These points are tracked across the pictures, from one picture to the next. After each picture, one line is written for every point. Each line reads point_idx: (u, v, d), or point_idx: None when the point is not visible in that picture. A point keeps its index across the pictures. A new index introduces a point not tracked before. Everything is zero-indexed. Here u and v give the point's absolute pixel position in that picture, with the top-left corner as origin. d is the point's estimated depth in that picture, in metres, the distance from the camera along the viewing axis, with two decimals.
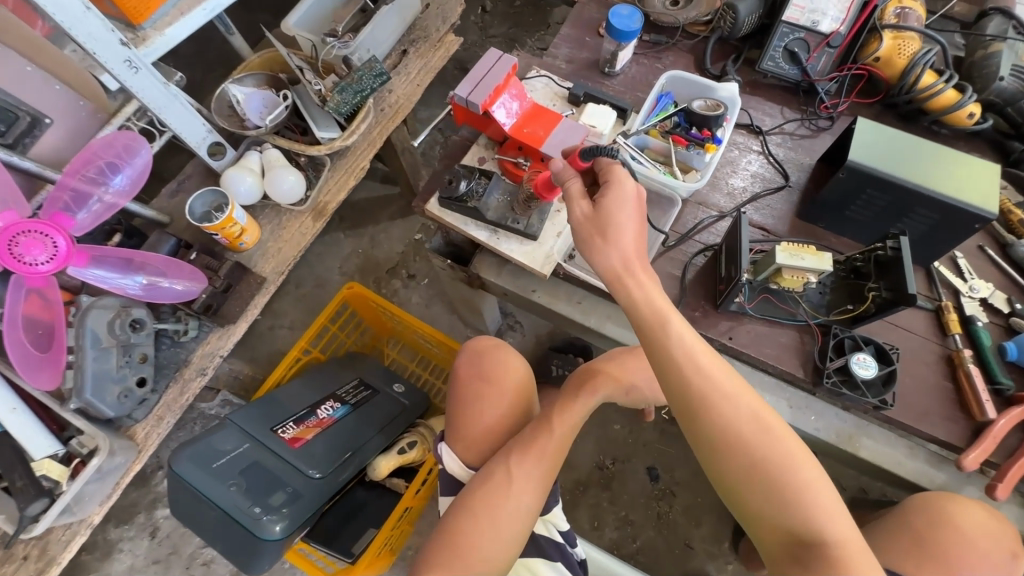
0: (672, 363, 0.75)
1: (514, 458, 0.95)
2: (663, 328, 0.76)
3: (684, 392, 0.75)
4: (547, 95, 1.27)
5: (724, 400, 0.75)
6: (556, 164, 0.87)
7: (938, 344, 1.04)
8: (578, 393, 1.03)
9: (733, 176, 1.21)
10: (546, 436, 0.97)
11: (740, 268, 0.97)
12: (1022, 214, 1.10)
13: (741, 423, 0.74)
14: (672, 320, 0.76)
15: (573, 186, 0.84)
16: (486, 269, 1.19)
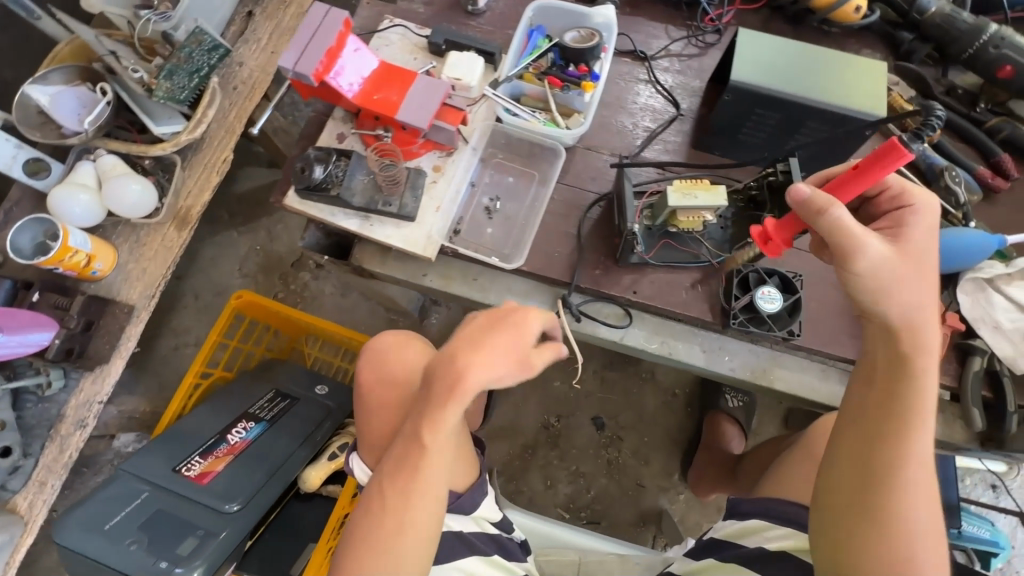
0: (901, 432, 0.68)
1: (394, 480, 0.80)
2: (916, 396, 0.68)
3: (896, 459, 0.68)
4: (405, 48, 1.11)
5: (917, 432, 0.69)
6: (801, 190, 0.70)
7: None
8: (437, 411, 0.77)
9: (621, 113, 1.10)
10: (423, 455, 0.80)
11: (629, 220, 0.92)
12: (914, 111, 1.05)
13: (920, 456, 0.68)
14: (920, 377, 0.69)
15: (821, 202, 0.68)
16: (369, 260, 1.06)
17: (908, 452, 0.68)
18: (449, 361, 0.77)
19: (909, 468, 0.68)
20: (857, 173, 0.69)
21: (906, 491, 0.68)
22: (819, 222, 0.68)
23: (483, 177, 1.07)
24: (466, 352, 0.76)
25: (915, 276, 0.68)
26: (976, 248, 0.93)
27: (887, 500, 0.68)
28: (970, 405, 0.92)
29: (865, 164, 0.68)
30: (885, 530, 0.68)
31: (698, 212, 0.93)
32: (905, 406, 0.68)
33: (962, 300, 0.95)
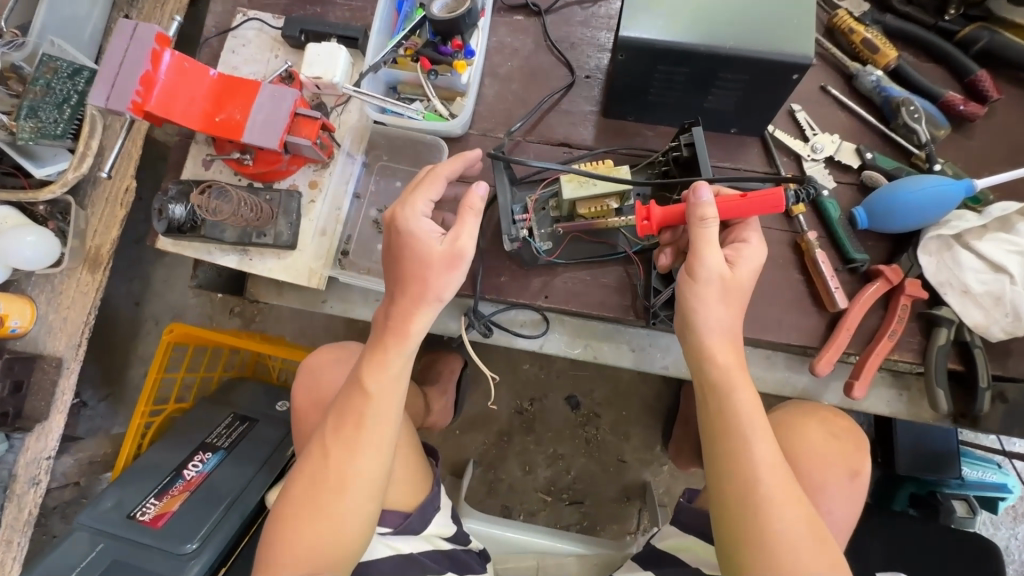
0: (727, 456, 0.63)
1: (327, 445, 0.73)
2: (730, 419, 0.63)
3: (735, 491, 0.61)
4: (263, 45, 0.97)
5: (742, 416, 0.63)
6: (700, 190, 0.66)
7: (782, 231, 0.86)
8: (387, 346, 0.73)
9: (517, 85, 0.95)
10: (364, 413, 0.73)
11: (505, 239, 0.82)
12: (866, 32, 0.85)
13: (757, 450, 0.62)
14: (734, 399, 0.64)
15: (706, 211, 0.65)
16: (263, 292, 0.98)
17: (750, 483, 0.61)
18: (394, 284, 0.74)
19: (750, 488, 0.61)
20: (746, 201, 0.67)
21: (768, 523, 0.59)
22: (699, 231, 0.66)
23: (367, 184, 0.95)
24: (400, 263, 0.73)
25: (733, 310, 0.66)
26: (936, 202, 0.77)
27: (749, 534, 0.60)
28: (936, 384, 0.79)
29: (755, 197, 0.67)
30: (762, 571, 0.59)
31: (600, 200, 0.81)
32: (729, 431, 0.63)
33: (923, 263, 0.80)
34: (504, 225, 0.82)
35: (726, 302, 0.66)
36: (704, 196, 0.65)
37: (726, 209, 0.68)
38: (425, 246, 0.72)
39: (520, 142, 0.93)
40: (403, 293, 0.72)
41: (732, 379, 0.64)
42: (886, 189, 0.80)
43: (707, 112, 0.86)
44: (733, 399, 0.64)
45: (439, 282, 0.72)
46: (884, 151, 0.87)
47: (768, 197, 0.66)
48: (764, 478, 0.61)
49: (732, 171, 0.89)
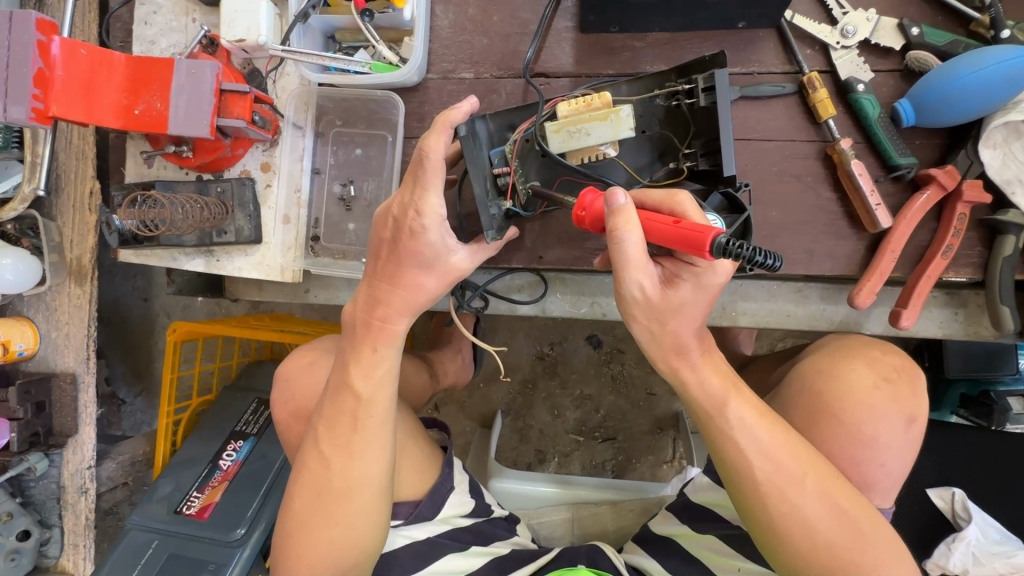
0: (718, 446, 0.60)
1: (325, 453, 0.68)
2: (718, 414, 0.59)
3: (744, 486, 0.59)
4: (176, 9, 0.83)
5: (715, 410, 0.59)
6: (616, 195, 0.53)
7: (809, 142, 0.72)
8: (375, 344, 0.66)
9: (479, 7, 0.79)
10: (360, 413, 0.67)
11: (487, 236, 0.66)
12: None
13: (740, 441, 0.58)
14: (708, 389, 0.59)
15: (617, 222, 0.52)
16: (243, 291, 0.92)
17: (748, 476, 0.58)
18: (381, 281, 0.64)
19: (753, 479, 0.58)
20: (674, 232, 0.50)
21: (776, 505, 0.58)
22: (614, 247, 0.53)
23: (325, 157, 0.84)
24: (401, 266, 0.63)
25: (669, 327, 0.58)
26: (1004, 82, 0.62)
27: (762, 519, 0.59)
28: (1000, 301, 0.68)
29: (685, 229, 0.49)
30: (784, 547, 0.59)
31: (593, 149, 0.70)
32: (714, 429, 0.59)
33: (986, 160, 0.67)
34: (484, 216, 0.65)
35: (649, 322, 0.58)
36: (621, 203, 0.52)
37: (656, 231, 0.52)
38: (438, 260, 0.63)
39: (488, 81, 0.79)
40: (392, 298, 0.64)
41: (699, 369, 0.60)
42: (937, 71, 0.65)
43: (707, 8, 0.70)
44: (704, 390, 0.59)
45: (417, 280, 0.64)
46: (933, 22, 0.70)
47: (693, 232, 0.48)
48: (761, 468, 0.58)
49: (745, 77, 0.74)
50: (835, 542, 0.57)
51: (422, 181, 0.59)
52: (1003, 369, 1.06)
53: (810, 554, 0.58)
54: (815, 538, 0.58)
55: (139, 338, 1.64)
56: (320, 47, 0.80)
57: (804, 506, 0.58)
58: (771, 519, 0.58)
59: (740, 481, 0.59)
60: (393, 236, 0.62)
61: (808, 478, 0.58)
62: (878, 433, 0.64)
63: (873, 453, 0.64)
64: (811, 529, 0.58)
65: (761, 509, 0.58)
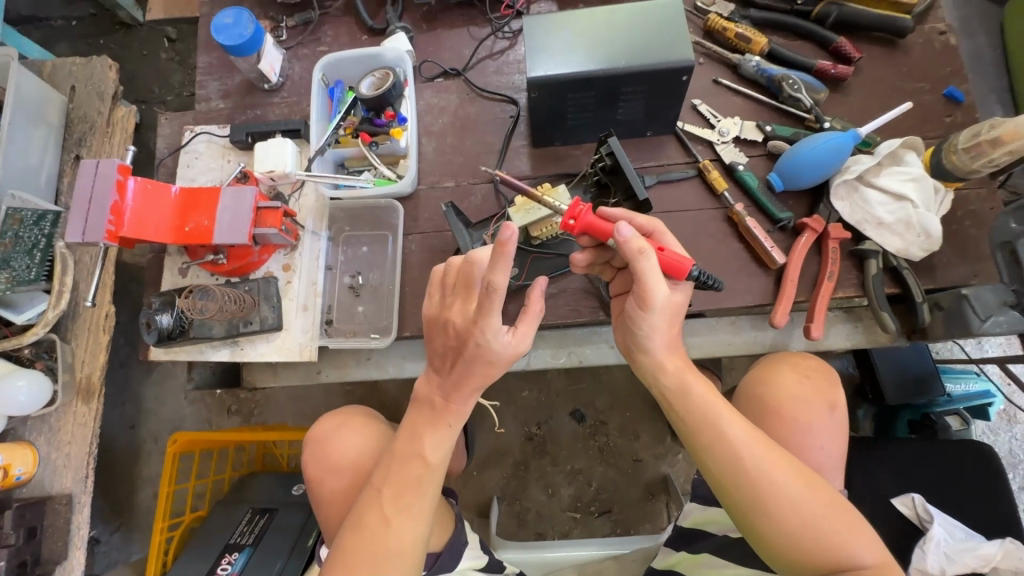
0: (709, 442, 0.70)
1: (386, 512, 0.70)
2: (703, 412, 0.70)
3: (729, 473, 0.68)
4: (215, 154, 1.05)
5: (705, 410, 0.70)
6: (625, 227, 0.67)
7: (714, 209, 0.96)
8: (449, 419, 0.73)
9: (454, 136, 1.05)
10: (425, 478, 0.72)
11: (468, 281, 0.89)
12: (736, 27, 0.99)
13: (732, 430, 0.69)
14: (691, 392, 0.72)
15: (637, 244, 0.68)
16: (260, 379, 1.03)
17: (740, 464, 0.67)
18: (455, 373, 0.70)
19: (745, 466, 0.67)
20: (663, 257, 0.71)
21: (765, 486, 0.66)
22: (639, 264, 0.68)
23: (337, 256, 1.02)
24: (470, 369, 0.69)
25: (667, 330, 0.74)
26: (832, 154, 0.88)
27: (749, 501, 0.66)
28: (880, 309, 0.87)
29: (672, 256, 0.71)
30: (773, 528, 0.65)
31: (547, 221, 0.90)
32: (699, 427, 0.70)
33: (839, 209, 0.91)
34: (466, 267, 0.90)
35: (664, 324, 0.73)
36: (632, 234, 0.68)
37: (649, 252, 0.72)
38: (498, 362, 0.70)
39: (466, 187, 1.02)
40: (463, 382, 0.71)
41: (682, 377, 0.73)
42: (788, 154, 0.91)
43: (621, 123, 0.97)
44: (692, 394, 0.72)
45: (479, 377, 0.70)
46: (781, 122, 0.98)
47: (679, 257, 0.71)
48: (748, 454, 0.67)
49: (659, 168, 0.99)
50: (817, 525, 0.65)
51: (487, 310, 0.64)
52: (933, 391, 1.29)
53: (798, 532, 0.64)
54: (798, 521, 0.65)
55: (124, 466, 1.63)
56: (333, 172, 1.02)
57: (788, 487, 0.66)
58: (763, 500, 0.66)
59: (733, 471, 0.68)
60: (459, 347, 0.69)
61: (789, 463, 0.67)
62: (816, 428, 0.77)
63: (812, 438, 0.77)
64: (795, 507, 0.65)
65: (755, 490, 0.66)
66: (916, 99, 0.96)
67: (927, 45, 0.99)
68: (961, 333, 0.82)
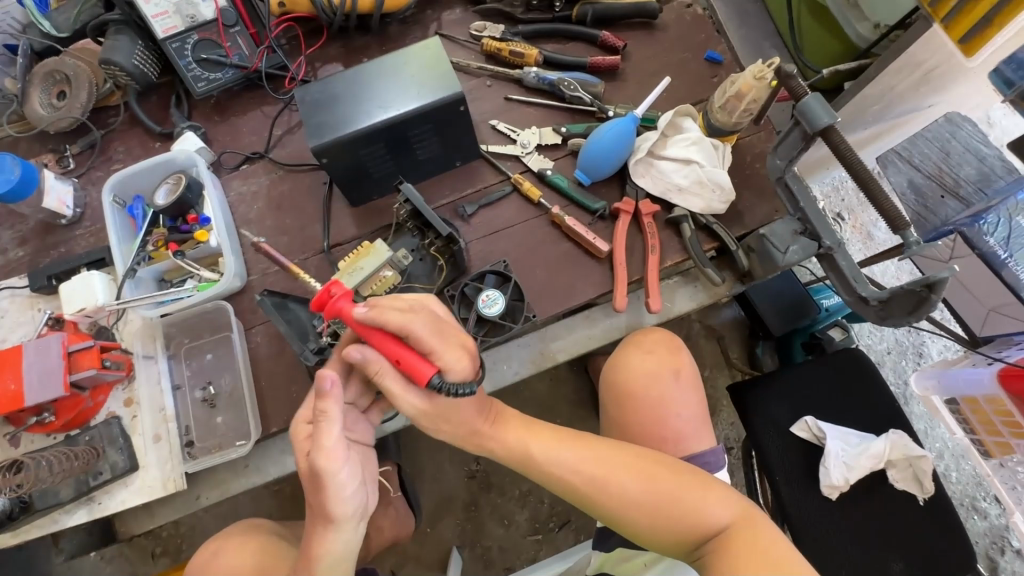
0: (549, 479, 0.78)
1: None
2: (520, 462, 0.78)
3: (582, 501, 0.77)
4: (21, 307, 0.98)
5: (529, 455, 0.79)
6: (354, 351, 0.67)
7: (537, 217, 0.99)
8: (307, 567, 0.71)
9: (273, 216, 1.03)
10: None
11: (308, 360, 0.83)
12: (508, 45, 1.04)
13: (558, 463, 0.77)
14: (516, 440, 0.79)
15: (370, 364, 0.67)
16: (136, 525, 0.95)
17: (577, 486, 0.76)
18: (318, 519, 0.69)
19: (585, 487, 0.76)
20: (399, 368, 0.65)
21: (607, 496, 0.75)
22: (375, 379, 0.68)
23: (182, 372, 0.97)
24: (320, 507, 0.69)
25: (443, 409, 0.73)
26: (620, 140, 0.93)
27: (607, 513, 0.76)
28: (704, 267, 0.93)
29: (408, 368, 0.65)
30: (634, 525, 0.75)
31: (376, 277, 0.90)
32: (531, 473, 0.79)
33: (643, 186, 0.96)
34: (298, 350, 0.83)
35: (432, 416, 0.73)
36: (359, 359, 0.67)
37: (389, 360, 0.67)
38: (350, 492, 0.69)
39: (297, 264, 1.00)
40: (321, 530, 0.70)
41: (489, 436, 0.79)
42: (584, 148, 0.96)
43: (427, 162, 0.99)
44: (518, 441, 0.79)
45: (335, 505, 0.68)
46: (575, 119, 1.03)
47: (414, 371, 0.64)
48: (581, 477, 0.76)
49: (477, 193, 1.01)
50: (669, 502, 0.73)
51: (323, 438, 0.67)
52: (810, 312, 1.37)
53: (650, 517, 0.73)
54: (650, 508, 0.73)
55: None
56: (154, 290, 0.97)
57: (627, 487, 0.75)
58: (613, 508, 0.75)
59: (582, 496, 0.76)
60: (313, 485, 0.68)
61: (617, 463, 0.76)
62: (665, 398, 0.85)
63: (666, 408, 0.84)
64: (635, 500, 0.74)
65: (606, 504, 0.75)
66: (683, 69, 1.05)
67: (681, 19, 1.07)
68: (772, 269, 0.88)
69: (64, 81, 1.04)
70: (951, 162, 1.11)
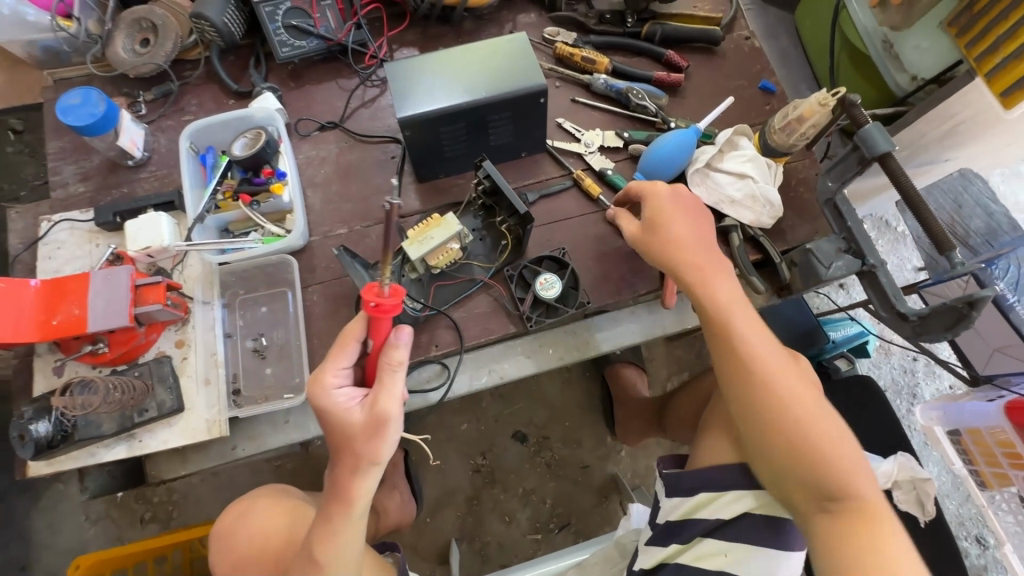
0: (732, 356, 0.79)
1: None
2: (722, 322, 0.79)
3: (746, 392, 0.76)
4: (79, 240, 0.98)
5: (733, 319, 0.80)
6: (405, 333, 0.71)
7: (594, 213, 1.04)
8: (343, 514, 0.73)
9: (340, 183, 1.06)
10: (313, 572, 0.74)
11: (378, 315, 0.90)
12: (581, 51, 1.11)
13: (757, 346, 0.78)
14: (727, 307, 0.81)
15: (395, 356, 0.71)
16: (167, 470, 0.95)
17: (756, 373, 0.76)
18: (347, 458, 0.72)
19: (762, 376, 0.76)
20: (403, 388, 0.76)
21: (780, 394, 0.75)
22: (390, 373, 0.71)
23: (235, 322, 0.98)
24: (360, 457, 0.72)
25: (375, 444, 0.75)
26: (681, 150, 0.99)
27: (763, 407, 0.75)
28: (749, 275, 0.98)
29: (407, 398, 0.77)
30: (780, 431, 0.74)
31: (443, 248, 0.93)
32: (721, 338, 0.79)
33: (698, 194, 1.02)
34: None
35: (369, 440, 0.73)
36: (402, 342, 0.70)
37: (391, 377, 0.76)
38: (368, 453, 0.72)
39: (359, 230, 1.03)
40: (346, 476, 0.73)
41: (731, 307, 0.80)
42: (647, 153, 1.01)
43: (497, 148, 1.04)
44: (729, 302, 0.81)
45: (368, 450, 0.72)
46: (636, 127, 1.10)
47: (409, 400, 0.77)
48: (772, 369, 0.77)
49: (538, 184, 1.06)
50: (828, 444, 0.73)
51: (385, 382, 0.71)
52: (817, 342, 1.45)
53: (802, 436, 0.73)
54: (809, 431, 0.73)
55: None
56: (217, 238, 0.99)
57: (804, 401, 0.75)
58: (781, 410, 0.74)
59: (753, 384, 0.76)
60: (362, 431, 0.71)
61: (809, 386, 0.78)
62: None
63: None
64: (801, 415, 0.74)
65: (772, 401, 0.75)
66: (739, 94, 1.13)
67: (739, 49, 1.16)
68: (814, 283, 0.95)
69: (151, 29, 1.07)
70: (962, 213, 1.25)
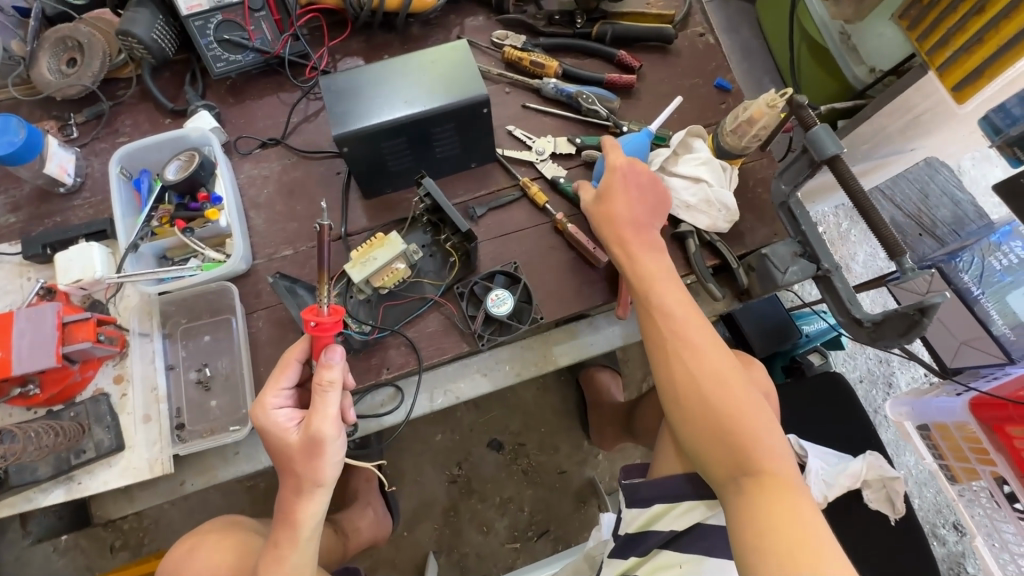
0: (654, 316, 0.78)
1: None
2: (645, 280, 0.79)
3: (667, 347, 0.76)
4: (9, 274, 0.94)
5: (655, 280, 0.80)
6: (336, 352, 0.67)
7: (545, 224, 1.01)
8: (283, 541, 0.69)
9: (283, 202, 1.02)
10: None
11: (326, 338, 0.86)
12: (529, 54, 1.07)
13: (677, 307, 0.78)
14: (649, 270, 0.81)
15: (327, 375, 0.66)
16: (114, 509, 0.92)
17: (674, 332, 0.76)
18: (288, 473, 0.68)
19: (681, 337, 0.76)
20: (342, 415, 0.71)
21: (694, 359, 0.75)
22: (320, 394, 0.65)
23: (177, 352, 0.94)
24: (298, 472, 0.67)
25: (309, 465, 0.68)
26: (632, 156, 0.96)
27: (678, 369, 0.75)
28: (706, 281, 0.94)
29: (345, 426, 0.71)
30: (693, 392, 0.73)
31: (388, 268, 0.91)
32: (643, 294, 0.79)
33: None
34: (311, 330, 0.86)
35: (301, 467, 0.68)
36: (335, 360, 0.66)
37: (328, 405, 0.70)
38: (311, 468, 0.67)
39: (305, 251, 0.99)
40: (292, 497, 0.68)
41: (654, 279, 0.79)
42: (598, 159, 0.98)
43: (443, 160, 1.00)
44: (652, 264, 0.81)
45: (308, 469, 0.67)
46: (589, 131, 1.07)
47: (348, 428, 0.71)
48: (693, 329, 0.76)
49: (488, 195, 1.03)
50: (742, 407, 0.72)
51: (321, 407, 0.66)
52: (792, 337, 1.43)
53: (715, 398, 0.72)
54: (723, 394, 0.72)
55: None
56: (154, 267, 0.95)
57: (724, 364, 0.75)
58: (697, 370, 0.74)
59: (671, 344, 0.76)
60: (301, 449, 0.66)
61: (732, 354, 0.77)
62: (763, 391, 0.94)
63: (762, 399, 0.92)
64: (719, 377, 0.74)
65: (686, 362, 0.75)
66: (693, 93, 1.10)
67: (693, 47, 1.13)
68: (771, 288, 0.92)
69: (77, 48, 1.02)
70: (929, 204, 1.23)
